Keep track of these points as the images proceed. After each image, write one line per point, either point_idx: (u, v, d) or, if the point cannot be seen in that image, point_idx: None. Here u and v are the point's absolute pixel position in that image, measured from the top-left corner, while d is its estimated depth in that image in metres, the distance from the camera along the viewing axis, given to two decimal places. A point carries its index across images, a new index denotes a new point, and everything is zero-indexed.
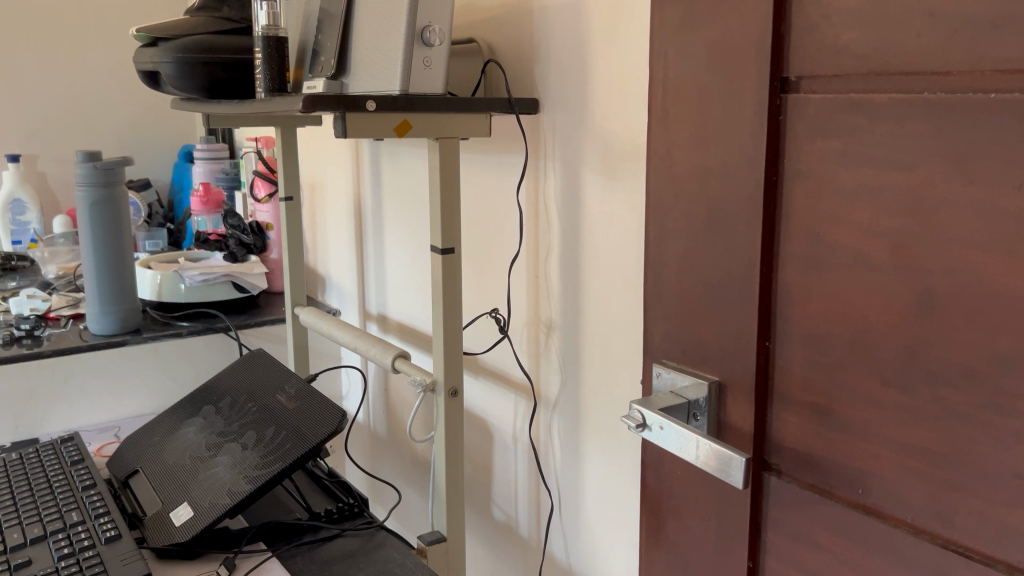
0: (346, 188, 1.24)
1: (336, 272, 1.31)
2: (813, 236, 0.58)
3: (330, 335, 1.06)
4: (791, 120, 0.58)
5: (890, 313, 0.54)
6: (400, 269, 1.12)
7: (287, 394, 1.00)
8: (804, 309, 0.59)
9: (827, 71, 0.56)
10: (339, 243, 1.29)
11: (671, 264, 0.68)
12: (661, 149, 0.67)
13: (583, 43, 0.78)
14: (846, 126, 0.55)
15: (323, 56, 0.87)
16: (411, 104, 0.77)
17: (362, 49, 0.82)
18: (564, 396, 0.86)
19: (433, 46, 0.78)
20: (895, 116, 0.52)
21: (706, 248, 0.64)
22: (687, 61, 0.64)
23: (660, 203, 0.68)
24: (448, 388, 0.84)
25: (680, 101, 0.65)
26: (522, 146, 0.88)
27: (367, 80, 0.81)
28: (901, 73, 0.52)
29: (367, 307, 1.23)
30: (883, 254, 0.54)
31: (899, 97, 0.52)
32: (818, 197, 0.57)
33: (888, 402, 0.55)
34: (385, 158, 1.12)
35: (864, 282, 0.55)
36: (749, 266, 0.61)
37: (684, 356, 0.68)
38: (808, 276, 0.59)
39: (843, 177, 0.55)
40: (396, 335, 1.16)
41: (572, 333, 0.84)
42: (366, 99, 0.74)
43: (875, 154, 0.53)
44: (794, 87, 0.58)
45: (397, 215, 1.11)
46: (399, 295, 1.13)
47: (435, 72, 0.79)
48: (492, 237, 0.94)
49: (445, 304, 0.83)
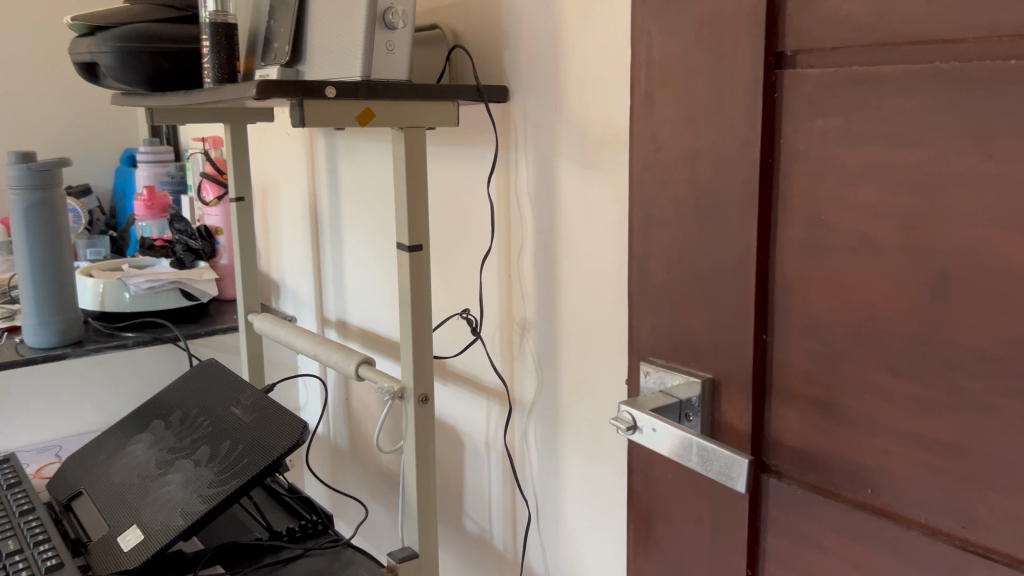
0: (300, 188, 1.19)
1: (291, 278, 1.25)
2: (812, 219, 0.54)
3: (288, 342, 1.00)
4: (787, 95, 0.54)
5: (901, 298, 0.50)
6: (360, 271, 1.06)
7: (242, 405, 0.94)
8: (803, 298, 0.55)
9: (826, 43, 0.52)
10: (294, 247, 1.23)
11: (658, 254, 0.63)
12: (643, 130, 0.63)
13: (556, 26, 0.74)
14: (848, 101, 0.51)
15: (277, 43, 0.81)
16: (374, 90, 0.72)
17: (319, 34, 0.77)
18: (541, 399, 0.81)
19: (396, 29, 0.74)
20: (903, 88, 0.48)
21: (696, 235, 0.60)
22: (672, 38, 0.60)
23: (645, 189, 0.64)
24: (418, 396, 0.79)
25: (666, 80, 0.61)
26: (491, 137, 0.83)
27: (325, 67, 0.76)
28: (908, 42, 0.48)
29: (325, 313, 1.17)
30: (891, 236, 0.50)
31: (907, 67, 0.48)
32: (818, 177, 0.53)
33: (898, 395, 0.51)
34: (342, 156, 1.07)
35: (869, 266, 0.51)
36: (743, 253, 0.57)
37: (672, 353, 0.63)
38: (808, 262, 0.55)
39: (844, 155, 0.52)
40: (357, 341, 1.10)
41: (549, 333, 0.80)
42: (325, 86, 0.69)
43: (880, 128, 0.50)
44: (791, 62, 0.54)
45: (356, 214, 1.05)
46: (360, 298, 1.08)
47: (398, 57, 0.75)
48: (460, 234, 0.89)
49: (413, 304, 0.78)
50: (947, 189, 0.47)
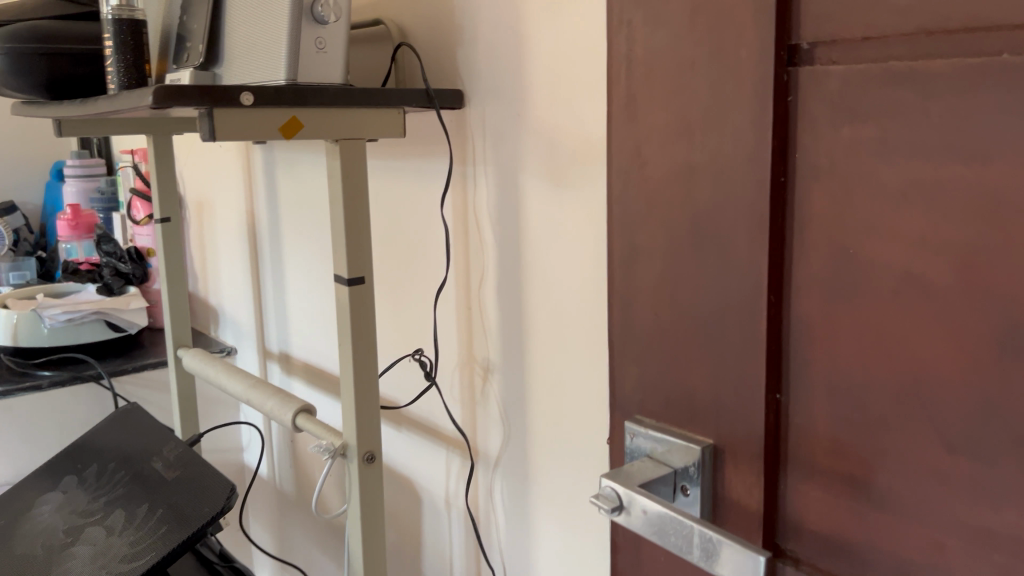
0: (238, 206, 1.06)
1: (231, 304, 1.13)
2: (839, 253, 0.43)
3: (220, 384, 0.88)
4: (804, 98, 0.43)
5: (960, 357, 0.39)
6: (303, 300, 0.94)
7: (165, 460, 0.82)
8: (828, 351, 0.44)
9: (854, 33, 0.41)
10: (232, 270, 1.11)
11: (645, 292, 0.52)
12: (623, 142, 0.52)
13: (518, 18, 0.62)
14: (883, 105, 0.40)
15: (190, 41, 0.68)
16: (302, 96, 0.60)
17: (236, 30, 0.65)
18: (508, 453, 0.70)
19: (327, 24, 0.62)
20: (960, 90, 0.37)
21: (691, 271, 0.49)
22: (658, 29, 0.48)
23: (626, 214, 0.53)
24: (362, 453, 0.67)
25: (651, 81, 0.49)
26: (444, 149, 0.72)
27: (245, 70, 0.64)
28: (965, 30, 0.37)
29: (267, 347, 1.05)
30: (944, 276, 0.39)
31: (965, 62, 0.37)
32: (845, 201, 0.42)
33: (955, 477, 0.40)
34: (280, 170, 0.95)
35: (916, 315, 0.40)
36: (751, 294, 0.46)
37: (666, 410, 0.52)
38: (833, 307, 0.44)
39: (881, 173, 0.40)
40: (301, 377, 0.98)
41: (516, 378, 0.68)
42: (242, 90, 0.57)
43: (930, 140, 0.38)
44: (807, 57, 0.43)
45: (298, 235, 0.93)
46: (303, 329, 0.96)
47: (331, 57, 0.63)
48: (412, 261, 0.77)
49: (355, 346, 0.65)
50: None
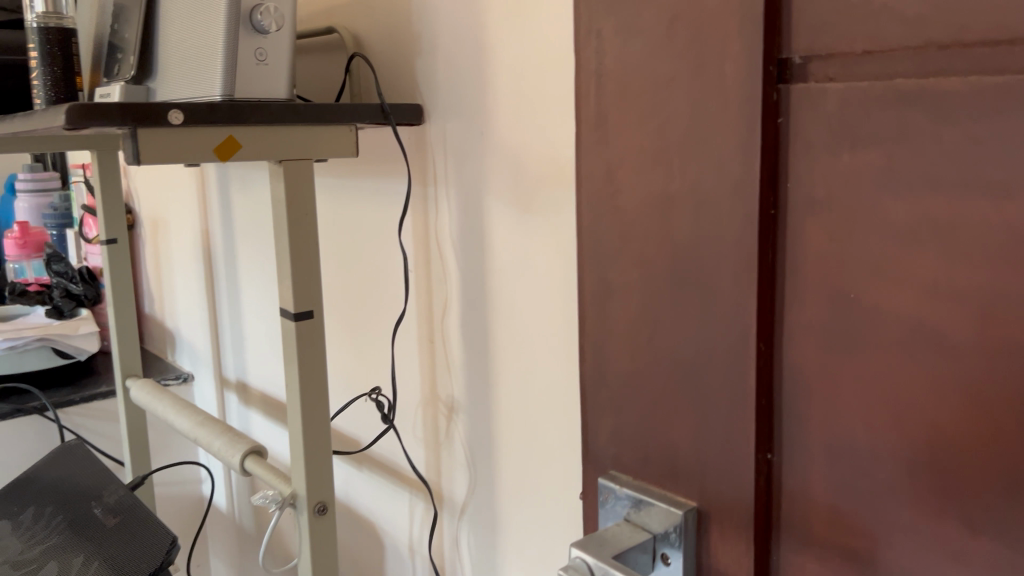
0: (192, 225, 1.00)
1: (187, 328, 1.07)
2: (838, 299, 0.37)
3: (166, 419, 0.81)
4: (797, 120, 0.37)
5: (981, 424, 0.33)
6: (259, 325, 0.89)
7: (105, 506, 0.77)
8: (827, 408, 0.39)
9: (852, 46, 0.35)
10: (187, 291, 1.05)
11: (621, 336, 0.46)
12: (594, 166, 0.45)
13: (478, 29, 0.57)
14: (888, 130, 0.34)
15: (123, 53, 0.63)
16: (238, 113, 0.54)
17: (171, 41, 0.59)
18: (474, 500, 0.64)
19: (268, 34, 0.57)
20: (981, 114, 0.32)
21: (672, 317, 0.42)
22: (631, 37, 0.41)
23: (600, 247, 0.46)
24: (312, 505, 0.61)
25: (624, 97, 0.42)
26: (403, 169, 0.66)
27: (179, 84, 0.58)
28: (984, 44, 0.31)
29: (224, 373, 0.99)
30: (962, 330, 0.33)
31: (985, 81, 0.31)
32: (844, 239, 0.37)
33: (976, 560, 0.34)
34: (235, 188, 0.89)
35: (929, 373, 0.35)
36: (739, 346, 0.40)
37: (645, 467, 0.46)
38: (832, 359, 0.38)
39: (887, 209, 0.35)
40: (258, 408, 0.92)
41: (481, 419, 0.63)
42: (170, 108, 0.51)
43: (946, 173, 0.33)
44: (801, 73, 0.37)
45: (253, 257, 0.88)
46: (260, 357, 0.90)
47: (274, 70, 0.57)
48: (372, 289, 0.71)
49: (302, 388, 0.60)
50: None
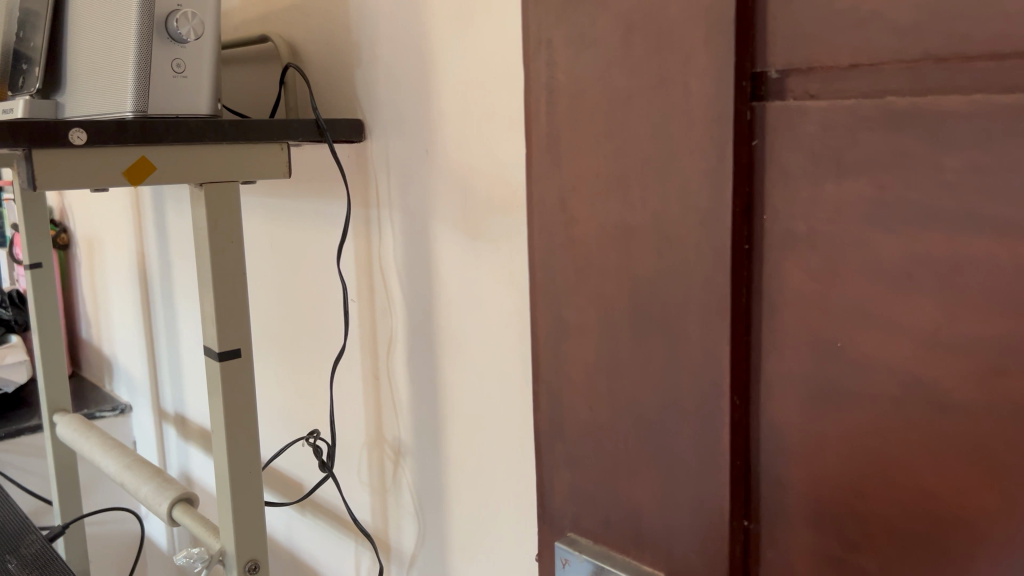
0: (128, 247, 0.96)
1: (125, 355, 1.05)
2: (824, 349, 0.32)
3: (91, 459, 0.75)
4: (772, 144, 0.32)
5: (994, 499, 0.29)
6: (196, 349, 0.83)
7: (17, 563, 0.70)
8: (812, 471, 0.34)
9: (837, 58, 0.30)
10: (122, 314, 1.03)
11: (573, 393, 0.39)
12: (541, 196, 0.38)
13: (418, 40, 0.52)
14: (881, 156, 0.29)
15: (28, 64, 0.55)
16: (152, 132, 0.48)
17: (81, 54, 0.53)
18: (424, 553, 0.59)
19: (188, 44, 0.51)
20: (989, 139, 0.27)
21: (632, 376, 0.36)
22: (587, 47, 0.35)
23: (550, 292, 0.39)
24: (244, 563, 0.55)
25: (577, 117, 0.36)
26: (343, 189, 0.61)
27: (88, 101, 0.52)
28: (991, 57, 0.27)
29: (162, 408, 0.95)
30: (971, 390, 0.28)
31: (995, 101, 0.27)
32: (829, 282, 0.31)
33: None
34: (169, 207, 0.83)
35: (930, 437, 0.30)
36: (711, 413, 0.33)
37: (607, 531, 0.39)
38: (816, 417, 0.33)
39: (880, 249, 0.30)
40: (198, 443, 0.87)
41: (429, 465, 0.57)
42: (72, 127, 0.45)
43: (951, 207, 0.28)
44: (777, 89, 0.32)
45: (188, 281, 0.82)
46: (199, 388, 0.85)
47: (196, 84, 0.52)
48: (311, 321, 0.66)
49: (231, 435, 0.54)
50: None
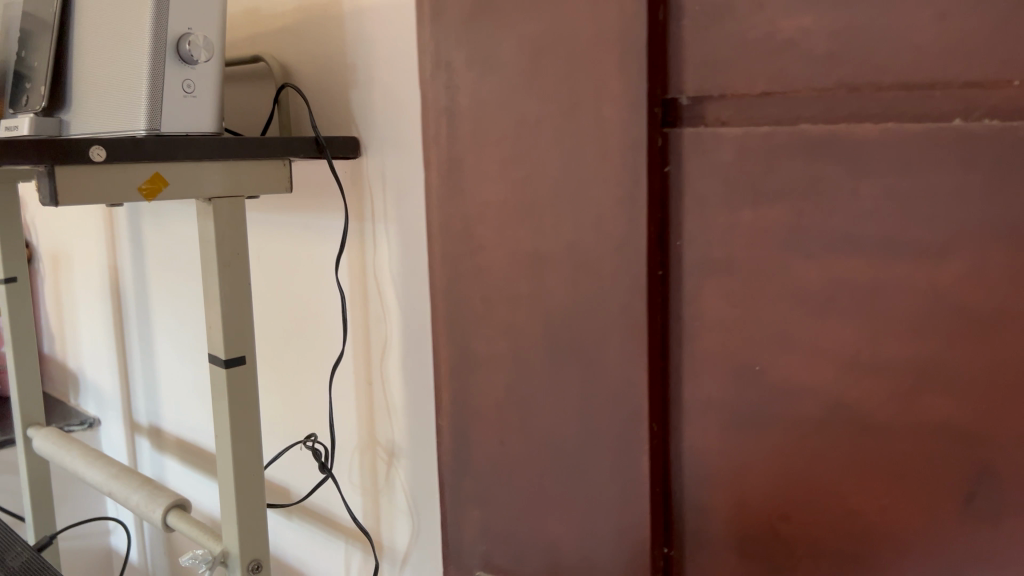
0: (100, 260, 1.01)
1: (92, 369, 1.10)
2: (744, 372, 0.33)
3: (77, 472, 0.76)
4: (684, 169, 0.34)
5: (916, 511, 0.30)
6: (173, 359, 0.87)
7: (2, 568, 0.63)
8: (736, 497, 0.34)
9: (751, 86, 0.31)
10: (90, 325, 1.09)
11: (475, 425, 0.39)
12: (447, 224, 0.38)
13: (388, 76, 0.56)
14: (792, 182, 0.30)
15: (31, 83, 0.59)
16: (165, 148, 0.51)
17: (88, 74, 0.56)
18: (417, 551, 0.61)
19: (197, 65, 0.54)
20: (901, 165, 0.28)
21: (546, 402, 0.36)
22: (485, 68, 0.35)
23: (454, 329, 0.39)
24: (247, 563, 0.58)
25: (480, 142, 0.36)
26: (339, 204, 0.63)
27: (97, 117, 0.55)
28: (901, 86, 0.28)
29: (134, 419, 0.99)
30: (888, 404, 0.30)
31: (908, 129, 0.28)
32: (744, 306, 0.33)
33: None
34: (143, 222, 0.87)
35: (852, 457, 0.31)
36: (630, 442, 0.34)
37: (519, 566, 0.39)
38: (733, 439, 0.34)
39: (797, 275, 0.31)
40: (174, 454, 0.91)
41: (425, 468, 0.59)
42: (90, 143, 0.48)
43: (863, 233, 0.29)
44: (689, 115, 0.33)
45: (160, 294, 0.87)
46: (174, 400, 0.89)
47: (202, 103, 0.55)
48: (303, 327, 0.68)
49: (235, 436, 0.57)
50: (998, 336, 0.28)
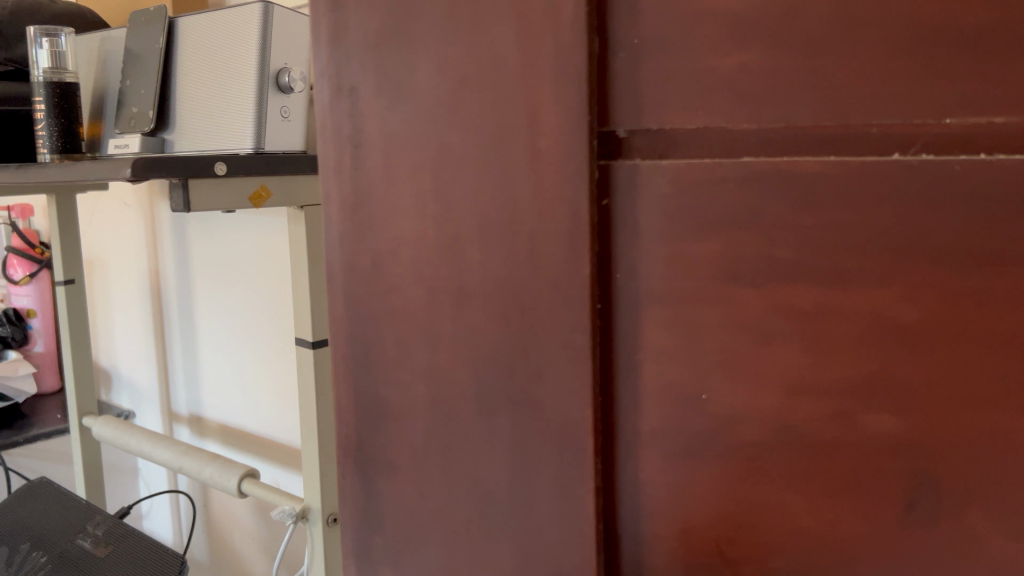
0: (141, 265, 1.28)
1: (128, 369, 1.36)
2: (685, 404, 0.34)
3: (144, 452, 0.99)
4: (622, 204, 0.33)
5: (859, 521, 0.32)
6: (216, 355, 1.15)
7: (92, 537, 0.92)
8: (681, 527, 0.34)
9: (691, 121, 0.31)
10: (128, 325, 1.35)
11: (402, 459, 0.39)
12: (348, 257, 0.39)
13: None
14: (733, 214, 0.31)
15: (133, 106, 0.81)
16: (272, 168, 0.75)
17: (189, 102, 0.79)
18: None
19: (287, 94, 0.78)
20: (843, 199, 0.30)
21: (477, 434, 0.36)
22: (404, 103, 0.36)
23: (382, 364, 0.39)
24: (324, 516, 0.82)
25: (393, 174, 0.36)
26: None
27: (201, 133, 0.79)
28: (836, 124, 0.30)
29: (172, 408, 1.27)
30: (827, 423, 0.32)
31: (847, 163, 0.30)
32: (684, 339, 0.33)
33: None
34: (190, 241, 1.15)
35: (799, 473, 0.32)
36: (574, 476, 0.34)
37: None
38: (676, 472, 0.34)
39: (740, 302, 0.32)
40: (216, 438, 1.18)
41: None
42: (216, 163, 0.69)
43: (817, 261, 0.31)
44: (621, 148, 0.33)
45: (207, 304, 1.15)
46: (224, 391, 1.16)
47: (290, 124, 0.79)
48: None
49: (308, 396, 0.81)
50: (925, 352, 0.30)
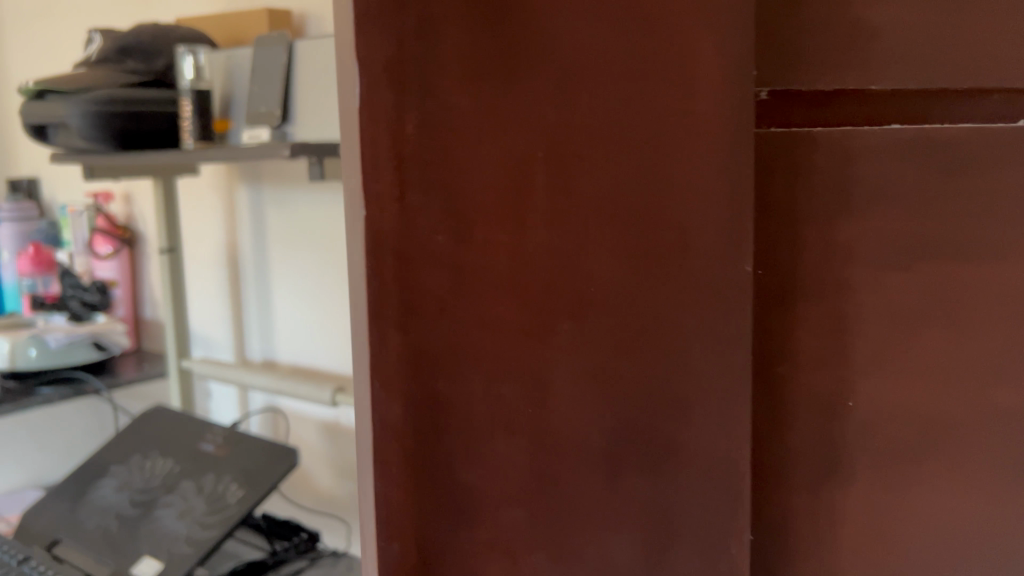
0: (216, 231, 1.16)
1: (198, 321, 1.22)
2: (834, 410, 0.36)
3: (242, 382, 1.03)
4: (767, 179, 0.34)
5: (924, 465, 0.38)
6: (294, 322, 1.08)
7: (213, 440, 0.98)
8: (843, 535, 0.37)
9: (830, 85, 0.34)
10: (199, 294, 1.21)
11: (490, 568, 0.31)
12: (406, 278, 0.28)
13: None
14: (873, 186, 0.35)
15: (261, 104, 0.88)
16: None
17: (308, 98, 0.85)
18: None
19: None
20: (950, 160, 0.36)
21: (585, 477, 0.31)
22: (495, 72, 0.28)
23: (454, 419, 0.29)
24: None
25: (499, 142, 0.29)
26: None
27: (318, 125, 0.85)
28: (944, 89, 0.36)
29: (245, 355, 1.16)
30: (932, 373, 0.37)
31: (946, 129, 0.36)
32: (820, 319, 0.36)
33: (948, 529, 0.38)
34: (270, 206, 1.08)
35: (910, 424, 0.37)
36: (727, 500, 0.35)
37: None
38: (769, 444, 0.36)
39: (869, 272, 0.36)
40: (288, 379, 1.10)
41: None
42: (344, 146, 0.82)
43: (882, 225, 0.36)
44: (762, 111, 0.34)
45: (286, 265, 1.07)
46: (298, 334, 1.08)
47: None
48: None
49: None
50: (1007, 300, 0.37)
